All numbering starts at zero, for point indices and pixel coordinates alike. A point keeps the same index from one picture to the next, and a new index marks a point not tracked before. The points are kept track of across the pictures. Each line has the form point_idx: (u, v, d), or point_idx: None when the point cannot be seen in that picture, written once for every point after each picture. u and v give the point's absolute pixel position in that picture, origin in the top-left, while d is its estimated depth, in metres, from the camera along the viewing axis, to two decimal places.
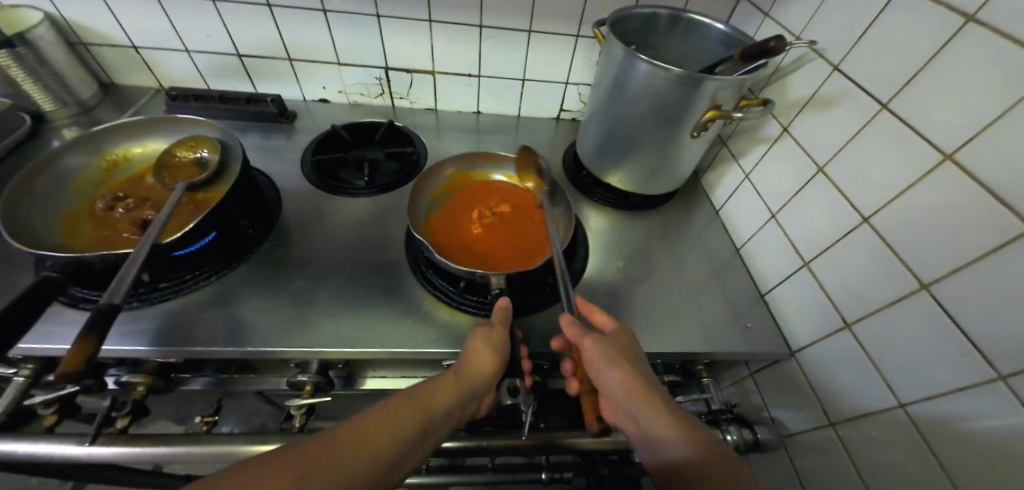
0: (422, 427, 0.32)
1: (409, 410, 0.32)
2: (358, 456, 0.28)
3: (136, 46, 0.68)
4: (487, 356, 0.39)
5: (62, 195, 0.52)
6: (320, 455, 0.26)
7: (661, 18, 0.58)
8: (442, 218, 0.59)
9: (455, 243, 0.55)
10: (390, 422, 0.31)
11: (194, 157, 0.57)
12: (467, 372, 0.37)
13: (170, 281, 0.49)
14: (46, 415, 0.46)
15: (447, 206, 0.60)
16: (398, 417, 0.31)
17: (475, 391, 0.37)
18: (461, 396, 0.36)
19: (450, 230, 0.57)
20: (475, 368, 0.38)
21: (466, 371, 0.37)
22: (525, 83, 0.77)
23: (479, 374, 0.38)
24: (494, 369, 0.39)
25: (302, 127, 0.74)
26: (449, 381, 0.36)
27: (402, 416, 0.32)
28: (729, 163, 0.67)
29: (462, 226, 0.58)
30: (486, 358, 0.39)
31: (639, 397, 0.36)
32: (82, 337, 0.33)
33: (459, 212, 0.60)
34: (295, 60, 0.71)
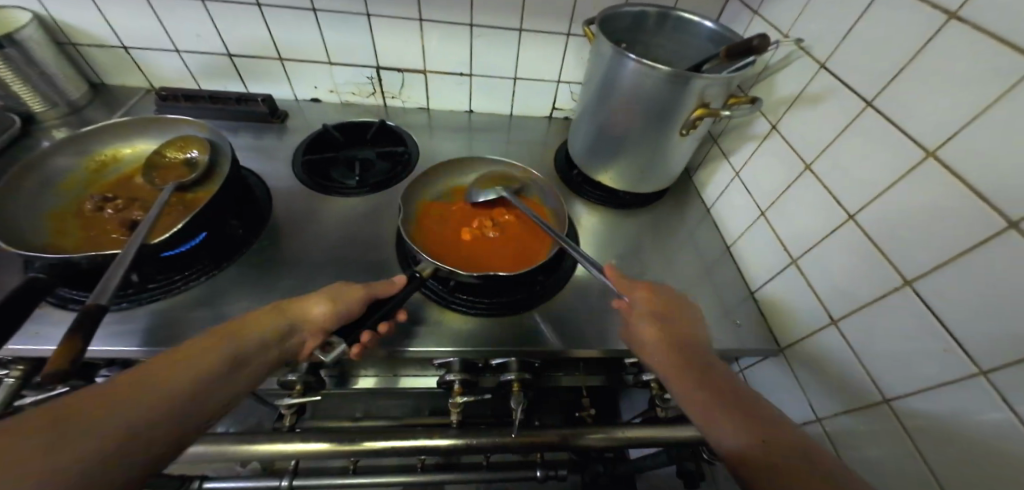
0: (219, 363, 0.33)
1: (216, 347, 0.33)
2: (163, 388, 0.29)
3: (126, 46, 0.68)
4: (325, 302, 0.42)
5: (51, 196, 0.52)
6: (116, 392, 0.27)
7: (650, 16, 0.58)
8: (436, 224, 0.58)
9: (451, 248, 0.55)
10: (173, 363, 0.31)
11: (183, 157, 0.57)
12: (275, 320, 0.38)
13: (160, 281, 0.49)
14: None
15: (442, 212, 0.60)
16: (204, 357, 0.32)
17: (298, 330, 0.39)
18: (277, 333, 0.38)
19: (448, 238, 0.57)
20: (307, 313, 0.40)
21: (295, 315, 0.40)
22: (516, 82, 0.77)
23: (309, 316, 0.40)
24: (324, 315, 0.41)
25: (294, 127, 0.74)
26: (261, 320, 0.38)
27: (203, 351, 0.33)
28: (720, 161, 0.67)
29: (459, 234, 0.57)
30: (321, 305, 0.41)
31: (688, 384, 0.37)
32: (69, 336, 0.33)
33: (455, 217, 0.60)
34: (286, 60, 0.71)
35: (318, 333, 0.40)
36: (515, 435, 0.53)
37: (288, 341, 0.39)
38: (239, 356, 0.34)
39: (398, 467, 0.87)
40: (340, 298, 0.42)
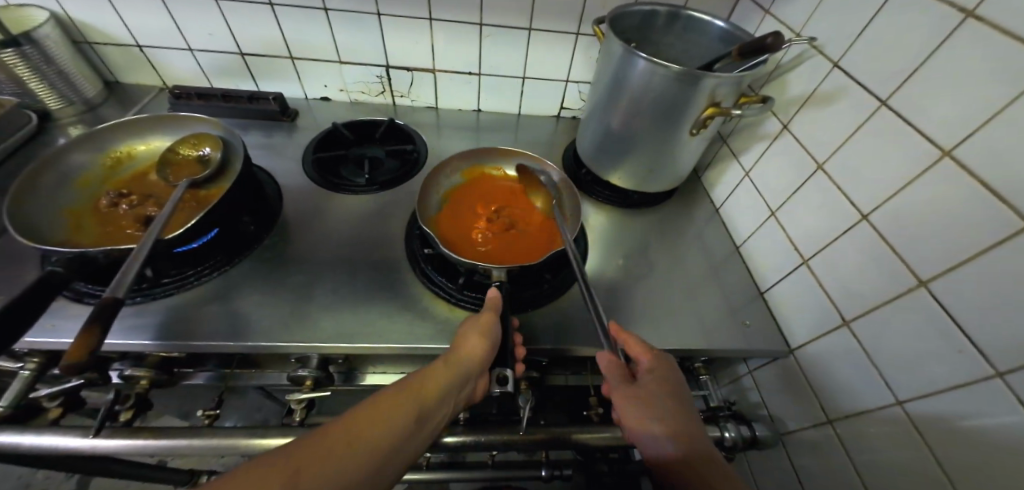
0: (415, 420, 0.33)
1: (399, 406, 0.33)
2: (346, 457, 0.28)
3: (140, 45, 0.69)
4: (477, 341, 0.41)
5: (68, 192, 0.53)
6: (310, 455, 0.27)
7: (660, 15, 0.58)
8: (453, 228, 0.57)
9: (477, 249, 0.55)
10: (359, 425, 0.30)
11: (196, 154, 0.57)
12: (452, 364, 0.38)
13: (173, 277, 0.50)
14: (52, 408, 0.47)
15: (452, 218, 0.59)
16: (390, 412, 0.32)
17: (467, 374, 0.38)
18: (451, 382, 0.37)
19: (471, 238, 0.56)
20: (464, 353, 0.39)
21: (456, 357, 0.39)
22: (525, 81, 0.77)
23: (468, 357, 0.39)
24: (483, 352, 0.40)
25: (304, 125, 0.75)
26: (439, 370, 0.37)
27: (394, 408, 0.32)
28: (729, 160, 0.67)
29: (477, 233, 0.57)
30: (475, 342, 0.40)
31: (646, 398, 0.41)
32: (86, 328, 0.33)
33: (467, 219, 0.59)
34: (296, 59, 0.72)
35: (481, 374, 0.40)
36: (522, 433, 0.53)
37: (466, 387, 0.38)
38: (425, 407, 0.34)
39: None
40: (487, 332, 0.42)
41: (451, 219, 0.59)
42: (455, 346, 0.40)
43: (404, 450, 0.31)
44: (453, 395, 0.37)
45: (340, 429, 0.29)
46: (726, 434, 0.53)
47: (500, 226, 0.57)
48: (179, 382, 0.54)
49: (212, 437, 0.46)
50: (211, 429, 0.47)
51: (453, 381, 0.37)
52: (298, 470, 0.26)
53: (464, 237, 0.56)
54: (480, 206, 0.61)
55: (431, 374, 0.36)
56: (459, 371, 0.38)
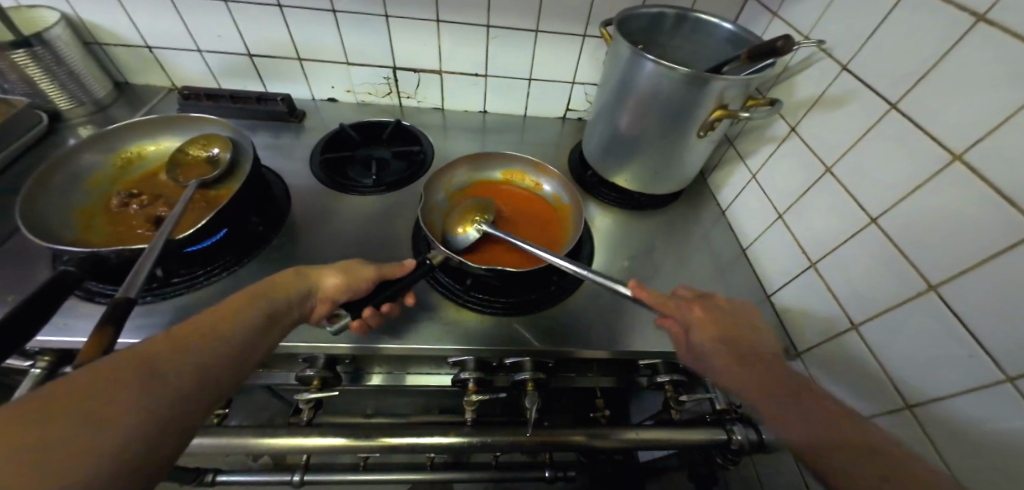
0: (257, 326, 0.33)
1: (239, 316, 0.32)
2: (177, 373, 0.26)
3: (150, 46, 0.69)
4: (336, 274, 0.42)
5: (79, 192, 0.53)
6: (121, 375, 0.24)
7: (667, 18, 0.58)
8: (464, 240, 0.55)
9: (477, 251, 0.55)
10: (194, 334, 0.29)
11: (206, 155, 0.58)
12: (285, 290, 0.37)
13: (182, 276, 0.50)
14: None
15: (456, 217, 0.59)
16: (214, 329, 0.30)
17: (310, 297, 0.40)
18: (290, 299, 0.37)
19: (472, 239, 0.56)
20: (323, 282, 0.41)
21: (308, 279, 0.40)
22: (531, 83, 0.77)
23: (324, 287, 0.41)
24: (337, 292, 0.42)
25: (311, 126, 0.75)
26: (263, 295, 0.35)
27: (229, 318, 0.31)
28: (736, 163, 0.67)
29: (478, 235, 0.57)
30: (337, 281, 0.42)
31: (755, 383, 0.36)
32: (99, 328, 0.33)
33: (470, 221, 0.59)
34: (304, 60, 0.72)
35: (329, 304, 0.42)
36: (527, 434, 0.53)
37: (305, 306, 0.39)
38: (258, 325, 0.33)
39: (407, 465, 0.87)
40: (358, 278, 0.43)
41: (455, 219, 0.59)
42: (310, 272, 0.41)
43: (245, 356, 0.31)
44: (286, 319, 0.36)
45: (168, 340, 0.27)
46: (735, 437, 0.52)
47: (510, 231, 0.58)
48: None
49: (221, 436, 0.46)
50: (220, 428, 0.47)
51: (287, 307, 0.37)
52: (132, 371, 0.24)
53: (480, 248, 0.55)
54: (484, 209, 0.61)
55: (255, 300, 0.34)
56: (295, 301, 0.38)
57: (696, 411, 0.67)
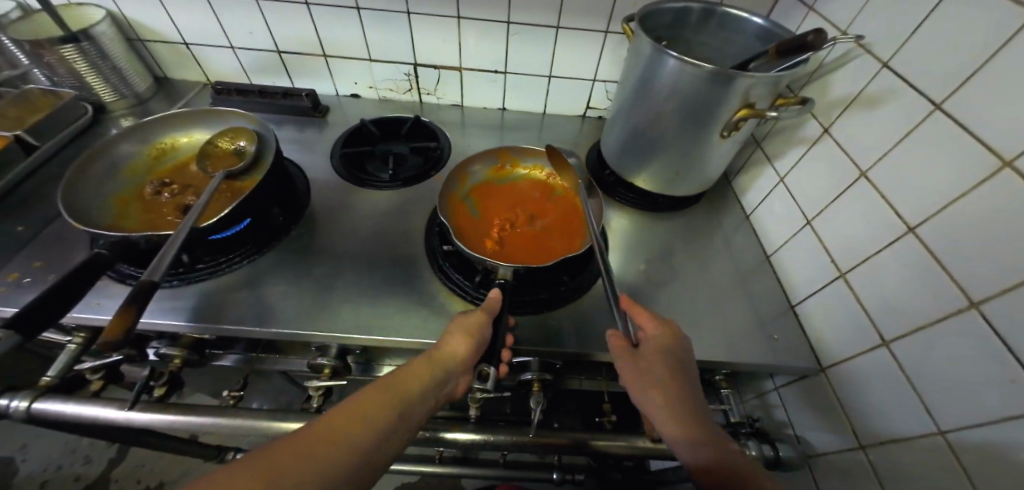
0: (396, 416, 0.33)
1: (380, 403, 0.33)
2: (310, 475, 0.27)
3: (187, 43, 0.73)
4: (461, 341, 0.40)
5: (117, 180, 0.56)
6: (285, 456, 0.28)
7: (693, 12, 0.55)
8: (545, 250, 0.54)
9: (541, 247, 0.55)
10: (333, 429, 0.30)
11: (233, 147, 0.60)
12: (421, 379, 0.36)
13: (207, 263, 0.53)
14: (94, 380, 0.50)
15: (504, 246, 0.54)
16: (373, 413, 0.32)
17: (450, 374, 0.38)
18: (433, 380, 0.36)
19: (528, 244, 0.55)
20: (448, 353, 0.39)
21: (438, 355, 0.38)
22: (551, 80, 0.76)
23: (450, 358, 0.39)
24: (467, 353, 0.40)
25: (333, 121, 0.77)
26: (422, 367, 0.37)
27: (378, 405, 0.33)
28: (763, 165, 0.64)
29: (522, 238, 0.56)
30: (462, 346, 0.39)
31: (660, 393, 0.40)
32: (125, 307, 0.36)
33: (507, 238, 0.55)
34: (329, 57, 0.74)
35: (467, 370, 0.40)
36: (533, 434, 0.53)
37: (446, 385, 0.38)
38: (406, 406, 0.34)
39: (417, 457, 0.89)
40: (474, 331, 0.41)
41: (502, 249, 0.54)
42: (440, 344, 0.39)
43: (385, 451, 0.32)
44: (434, 392, 0.36)
45: (321, 430, 0.30)
46: (748, 452, 0.50)
47: (523, 216, 0.58)
48: (210, 362, 0.57)
49: (235, 417, 0.48)
50: (235, 410, 0.49)
51: (433, 383, 0.36)
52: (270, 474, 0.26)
53: (558, 227, 0.58)
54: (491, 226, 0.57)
55: (409, 372, 0.36)
56: (442, 371, 0.37)
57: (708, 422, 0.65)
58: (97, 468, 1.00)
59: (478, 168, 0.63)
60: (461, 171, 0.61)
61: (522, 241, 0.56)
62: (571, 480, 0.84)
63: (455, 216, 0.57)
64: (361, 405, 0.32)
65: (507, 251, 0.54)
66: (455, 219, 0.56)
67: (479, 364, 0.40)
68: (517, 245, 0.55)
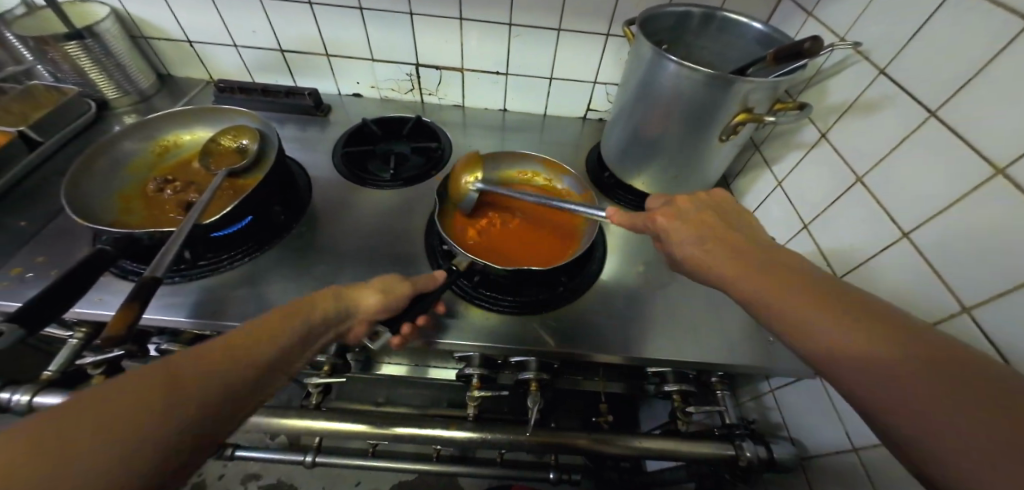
0: (289, 346, 0.33)
1: (275, 331, 0.32)
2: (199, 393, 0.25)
3: (190, 40, 0.73)
4: (371, 295, 0.42)
5: (121, 176, 0.57)
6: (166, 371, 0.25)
7: (693, 17, 0.56)
8: (552, 250, 0.56)
9: (546, 248, 0.56)
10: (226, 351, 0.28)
11: (236, 145, 0.61)
12: (319, 316, 0.37)
13: (209, 260, 0.53)
14: (96, 375, 0.50)
15: (513, 252, 0.55)
16: (266, 337, 0.31)
17: (341, 316, 0.39)
18: (325, 318, 0.37)
19: (533, 245, 0.56)
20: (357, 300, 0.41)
21: (343, 298, 0.40)
22: (552, 81, 0.77)
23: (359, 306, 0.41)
24: (377, 306, 0.42)
25: (335, 120, 0.78)
26: (319, 305, 0.37)
27: (273, 331, 0.32)
28: (762, 169, 0.64)
29: (524, 240, 0.56)
30: (375, 298, 0.42)
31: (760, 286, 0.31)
32: (128, 303, 0.36)
33: (513, 244, 0.56)
34: (332, 56, 0.75)
35: (366, 322, 0.42)
36: (530, 434, 0.53)
37: (333, 328, 0.38)
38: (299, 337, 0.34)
39: (415, 455, 0.89)
40: (390, 289, 0.44)
41: (511, 256, 0.55)
42: (346, 291, 0.41)
43: (273, 377, 0.31)
44: (324, 330, 0.37)
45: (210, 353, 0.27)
46: (743, 453, 0.50)
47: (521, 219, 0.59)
48: None
49: None
50: None
51: (325, 321, 0.37)
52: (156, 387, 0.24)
53: (551, 239, 0.57)
54: (493, 234, 0.57)
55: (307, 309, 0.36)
56: (336, 312, 0.39)
57: (704, 424, 0.65)
58: None
59: (465, 176, 0.62)
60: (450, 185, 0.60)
61: (509, 240, 0.57)
62: (568, 480, 0.84)
63: (457, 232, 0.56)
64: (259, 325, 0.32)
65: (515, 256, 0.54)
66: (459, 236, 0.56)
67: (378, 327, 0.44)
68: (523, 249, 0.55)
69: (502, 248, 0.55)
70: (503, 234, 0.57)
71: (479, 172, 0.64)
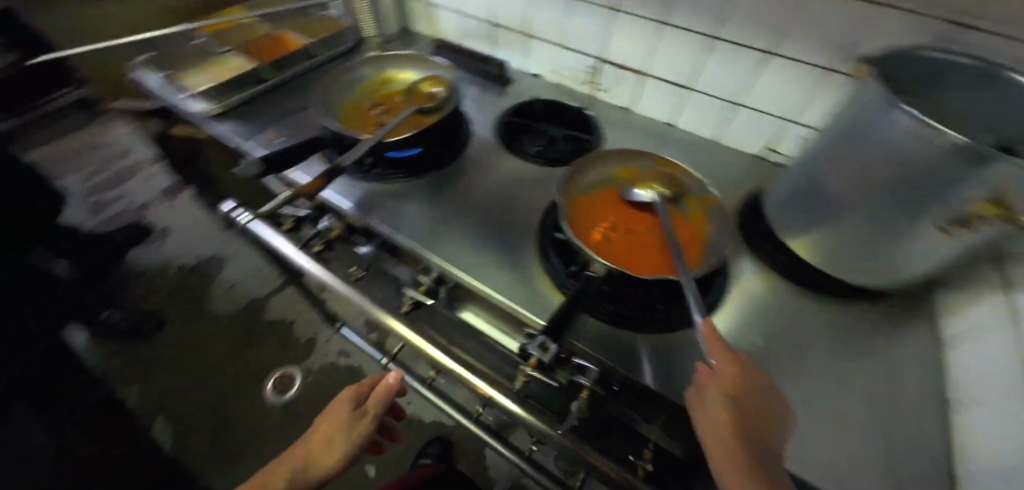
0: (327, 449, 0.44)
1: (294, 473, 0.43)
2: None
3: (432, 2, 0.90)
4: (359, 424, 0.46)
5: (352, 91, 0.75)
6: None
7: (962, 67, 0.43)
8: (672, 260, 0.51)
9: (664, 255, 0.51)
10: None
11: (430, 91, 0.73)
12: (362, 418, 0.47)
13: (379, 171, 0.66)
14: (285, 223, 0.67)
15: (633, 255, 0.50)
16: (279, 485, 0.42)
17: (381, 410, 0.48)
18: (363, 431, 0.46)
19: (650, 250, 0.51)
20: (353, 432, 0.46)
21: (345, 436, 0.46)
22: (736, 107, 0.69)
23: (359, 431, 0.46)
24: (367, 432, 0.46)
25: (510, 92, 0.86)
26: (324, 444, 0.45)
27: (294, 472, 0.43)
28: (997, 290, 0.46)
29: (641, 245, 0.52)
30: (387, 398, 0.49)
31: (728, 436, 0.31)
32: (321, 176, 0.49)
33: (631, 247, 0.51)
34: (530, 36, 0.82)
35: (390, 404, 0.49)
36: (558, 434, 0.50)
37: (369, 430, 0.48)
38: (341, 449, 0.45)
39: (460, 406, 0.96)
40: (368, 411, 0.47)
41: (631, 258, 0.50)
42: (345, 414, 0.47)
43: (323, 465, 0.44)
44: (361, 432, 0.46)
45: None
46: None
47: (637, 224, 0.54)
48: (351, 245, 0.72)
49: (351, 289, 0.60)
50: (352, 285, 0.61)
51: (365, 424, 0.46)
52: None
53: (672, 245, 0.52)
54: (612, 233, 0.52)
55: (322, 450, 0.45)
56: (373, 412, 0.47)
57: None
58: (264, 290, 1.38)
59: (585, 175, 0.59)
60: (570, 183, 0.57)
61: (628, 245, 0.52)
62: None
63: (580, 228, 0.52)
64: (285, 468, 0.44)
65: (634, 262, 0.49)
66: (582, 232, 0.52)
67: (542, 335, 0.41)
68: (641, 256, 0.50)
69: (623, 250, 0.51)
70: (621, 236, 0.52)
71: (596, 171, 0.60)
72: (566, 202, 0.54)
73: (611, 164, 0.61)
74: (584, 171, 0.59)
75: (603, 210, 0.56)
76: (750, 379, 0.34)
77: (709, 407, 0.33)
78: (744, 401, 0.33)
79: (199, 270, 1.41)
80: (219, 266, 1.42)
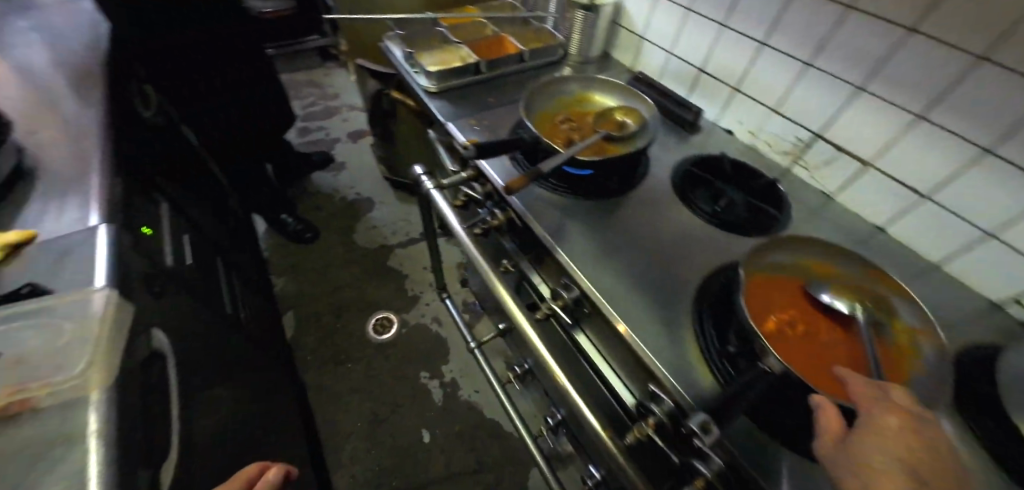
0: None
1: None
2: None
3: (645, 37, 0.92)
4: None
5: (550, 101, 0.80)
6: None
7: None
8: None
9: None
10: None
11: (622, 121, 0.74)
12: None
13: (553, 181, 0.69)
14: (456, 200, 0.76)
15: (806, 365, 0.44)
16: None
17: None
18: None
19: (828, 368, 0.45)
20: None
21: None
22: (990, 237, 0.56)
23: None
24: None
25: (695, 139, 0.83)
26: None
27: None
28: None
29: (818, 358, 0.45)
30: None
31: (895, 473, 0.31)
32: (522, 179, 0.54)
33: (806, 355, 0.45)
34: (738, 91, 0.79)
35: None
36: None
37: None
38: None
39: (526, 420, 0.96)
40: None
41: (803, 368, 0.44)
42: None
43: None
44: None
45: None
46: None
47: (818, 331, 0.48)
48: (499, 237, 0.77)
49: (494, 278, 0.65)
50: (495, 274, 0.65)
51: None
52: None
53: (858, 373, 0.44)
54: (786, 330, 0.47)
55: None
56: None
57: None
58: (394, 239, 1.57)
59: (774, 254, 0.53)
60: (755, 258, 0.52)
61: (802, 351, 0.46)
62: None
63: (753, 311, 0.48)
64: None
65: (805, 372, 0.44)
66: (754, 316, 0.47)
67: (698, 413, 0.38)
68: (816, 369, 0.44)
69: (795, 354, 0.45)
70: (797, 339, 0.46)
71: (786, 254, 0.54)
72: (746, 275, 0.50)
73: (805, 254, 0.54)
74: (773, 250, 0.54)
75: (782, 299, 0.50)
76: (927, 437, 0.34)
77: (859, 445, 0.34)
78: (915, 463, 0.32)
79: (355, 204, 1.68)
80: (370, 207, 1.67)
